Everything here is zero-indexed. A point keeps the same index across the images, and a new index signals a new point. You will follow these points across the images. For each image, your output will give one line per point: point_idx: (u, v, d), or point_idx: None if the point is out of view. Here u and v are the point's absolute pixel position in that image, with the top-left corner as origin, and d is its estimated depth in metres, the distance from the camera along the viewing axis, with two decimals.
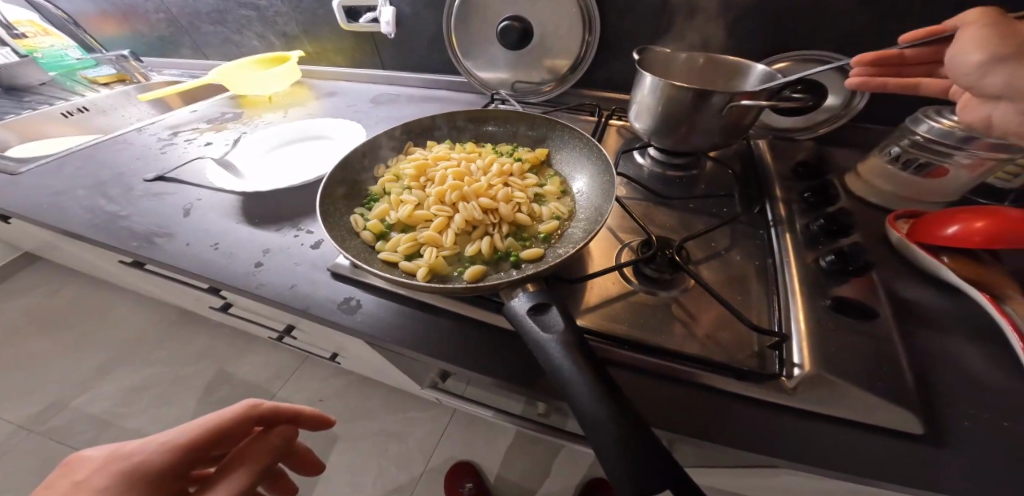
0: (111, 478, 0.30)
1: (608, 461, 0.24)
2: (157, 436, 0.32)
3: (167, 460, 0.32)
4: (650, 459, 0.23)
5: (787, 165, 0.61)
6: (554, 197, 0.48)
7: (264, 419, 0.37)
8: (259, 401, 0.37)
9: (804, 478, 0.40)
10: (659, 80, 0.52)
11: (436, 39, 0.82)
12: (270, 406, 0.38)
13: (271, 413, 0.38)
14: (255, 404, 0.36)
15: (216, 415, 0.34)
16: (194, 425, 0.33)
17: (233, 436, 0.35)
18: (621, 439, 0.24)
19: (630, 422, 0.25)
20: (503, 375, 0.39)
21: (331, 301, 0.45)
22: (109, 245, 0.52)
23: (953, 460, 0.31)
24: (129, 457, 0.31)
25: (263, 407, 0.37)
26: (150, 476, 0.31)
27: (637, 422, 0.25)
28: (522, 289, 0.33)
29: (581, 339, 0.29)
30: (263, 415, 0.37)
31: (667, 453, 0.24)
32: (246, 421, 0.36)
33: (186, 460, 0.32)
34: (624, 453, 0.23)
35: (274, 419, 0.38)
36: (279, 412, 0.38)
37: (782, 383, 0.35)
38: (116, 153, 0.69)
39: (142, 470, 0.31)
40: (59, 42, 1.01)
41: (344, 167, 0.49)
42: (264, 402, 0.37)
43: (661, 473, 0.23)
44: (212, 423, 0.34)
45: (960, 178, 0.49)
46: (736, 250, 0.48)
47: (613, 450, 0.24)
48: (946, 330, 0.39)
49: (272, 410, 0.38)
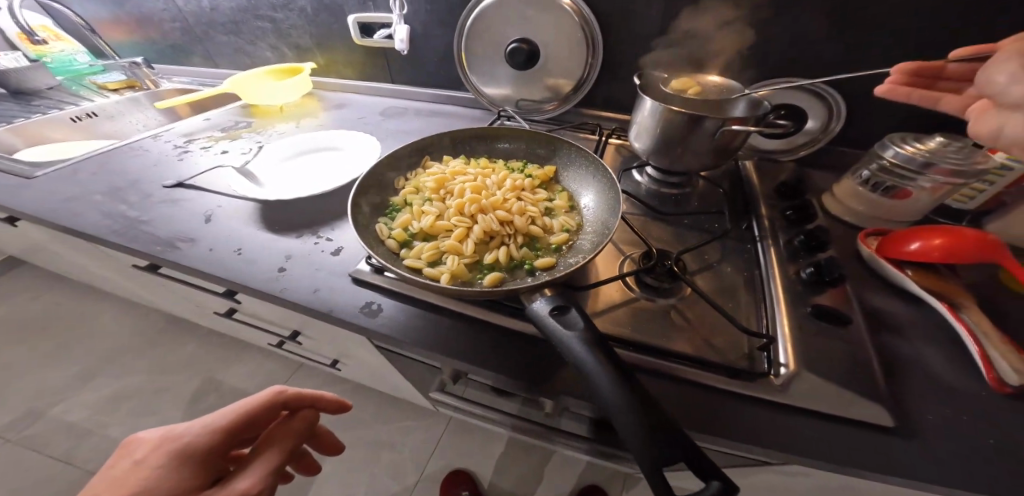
0: (165, 456, 0.36)
1: (629, 441, 0.27)
2: (199, 420, 0.38)
3: (209, 441, 0.37)
4: (667, 437, 0.26)
5: (771, 184, 0.67)
6: (563, 211, 0.53)
7: (288, 404, 0.42)
8: (282, 388, 0.42)
9: (786, 469, 0.44)
10: (659, 105, 0.57)
11: (446, 58, 0.87)
12: (294, 393, 0.42)
13: (294, 398, 0.42)
14: (277, 392, 0.41)
15: (248, 403, 0.40)
16: (232, 410, 0.39)
17: (261, 421, 0.40)
18: (639, 417, 0.27)
19: (647, 406, 0.28)
20: (518, 375, 0.42)
21: (353, 305, 0.48)
22: (132, 249, 0.53)
23: (917, 449, 0.35)
24: (176, 439, 0.36)
25: (285, 395, 0.41)
26: (196, 454, 0.36)
27: (652, 406, 0.28)
28: (541, 294, 0.37)
29: (598, 336, 0.32)
30: (287, 402, 0.41)
31: (680, 432, 0.27)
32: (271, 407, 0.40)
33: (225, 441, 0.38)
34: (644, 433, 0.27)
35: (297, 404, 0.42)
36: (301, 397, 0.42)
37: (771, 380, 0.39)
38: (132, 159, 0.71)
39: (189, 449, 0.36)
40: (70, 49, 1.05)
41: (369, 181, 0.52)
42: (287, 389, 0.41)
43: (677, 449, 0.26)
44: (244, 409, 0.39)
45: (922, 199, 0.55)
46: (727, 262, 0.53)
47: (634, 431, 0.27)
48: (911, 335, 0.44)
49: (295, 396, 0.42)
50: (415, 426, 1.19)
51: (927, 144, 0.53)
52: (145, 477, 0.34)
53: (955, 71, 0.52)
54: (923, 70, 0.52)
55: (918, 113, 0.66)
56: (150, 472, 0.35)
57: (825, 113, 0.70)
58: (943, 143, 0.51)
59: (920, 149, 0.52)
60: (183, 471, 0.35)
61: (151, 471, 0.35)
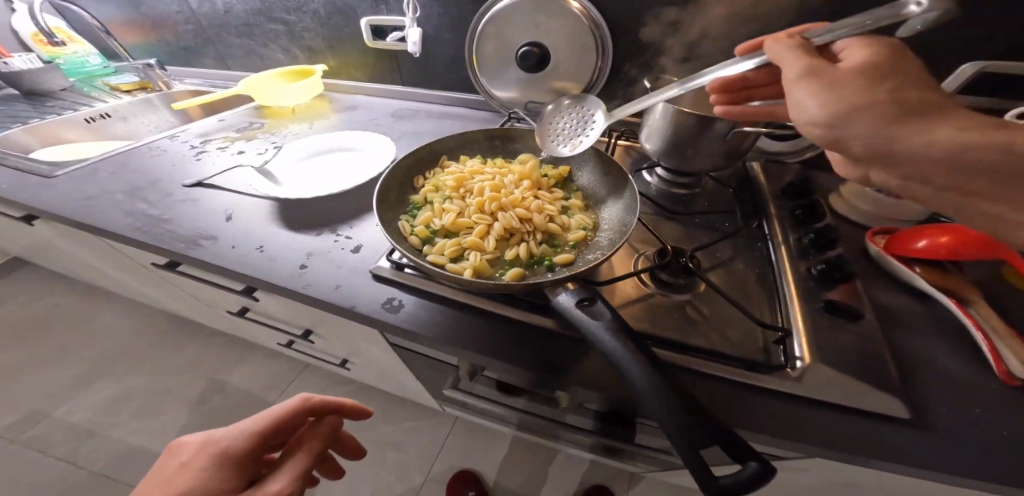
0: (206, 458, 0.37)
1: (665, 427, 0.28)
2: (235, 426, 0.39)
3: (245, 445, 0.38)
4: (701, 424, 0.27)
5: (778, 185, 0.68)
6: (579, 209, 0.54)
7: (315, 411, 0.42)
8: (310, 395, 0.42)
9: (800, 463, 0.45)
10: (670, 107, 0.59)
11: (457, 61, 0.88)
12: (321, 399, 0.43)
13: (321, 405, 0.42)
14: (305, 398, 0.41)
15: (278, 409, 0.40)
16: (265, 415, 0.40)
17: (290, 427, 0.41)
18: (671, 400, 0.28)
19: (680, 393, 0.29)
20: (541, 368, 0.43)
21: (375, 301, 0.49)
22: (155, 246, 0.54)
23: (930, 439, 0.36)
24: (216, 443, 0.37)
25: (313, 401, 0.42)
26: (232, 458, 0.37)
27: (685, 394, 0.29)
28: (564, 288, 0.38)
29: (626, 326, 0.33)
30: (315, 408, 0.42)
31: (711, 416, 0.28)
32: (299, 413, 0.41)
33: (259, 445, 0.39)
34: (679, 419, 0.27)
35: (323, 411, 0.42)
36: (327, 404, 0.43)
37: (788, 372, 0.40)
38: (151, 159, 0.72)
39: (227, 453, 0.37)
40: (83, 50, 1.05)
41: (389, 180, 0.54)
42: (313, 396, 0.42)
43: (711, 434, 0.27)
44: (275, 415, 0.40)
45: (927, 200, 0.56)
46: (739, 260, 0.54)
47: (668, 417, 0.28)
48: (921, 331, 0.46)
49: (321, 403, 0.42)
50: (421, 427, 1.19)
51: None
52: (190, 479, 0.35)
53: (758, 76, 0.49)
54: (732, 84, 0.49)
55: None
56: (195, 474, 0.35)
57: None
58: None
59: None
60: (224, 473, 0.36)
61: (196, 474, 0.36)
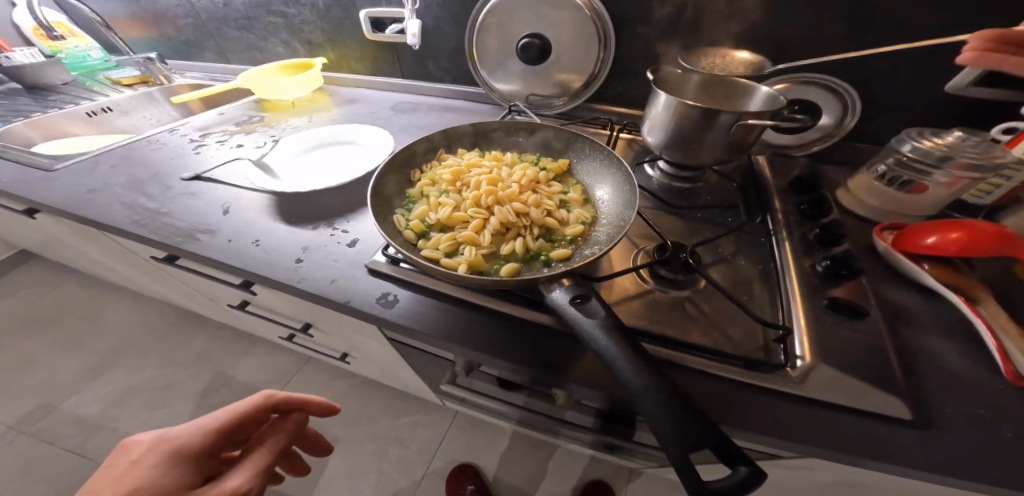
0: (161, 455, 0.37)
1: (657, 429, 0.27)
2: (192, 423, 0.39)
3: (202, 441, 0.39)
4: (695, 425, 0.27)
5: (784, 179, 0.66)
6: (578, 204, 0.53)
7: (278, 407, 0.43)
8: (273, 391, 0.43)
9: (799, 463, 0.44)
10: (673, 99, 0.57)
11: (458, 53, 0.87)
12: (284, 397, 0.43)
13: (284, 402, 0.43)
14: (269, 395, 0.42)
15: (240, 406, 0.41)
16: (226, 412, 0.41)
17: (253, 423, 0.42)
18: (664, 403, 0.27)
19: (674, 394, 0.28)
20: (536, 366, 0.42)
21: (370, 295, 0.49)
22: (152, 239, 0.54)
23: (934, 441, 0.35)
24: (171, 440, 0.38)
25: (276, 398, 0.43)
26: (189, 454, 0.38)
27: (679, 394, 0.28)
28: (560, 284, 0.37)
29: (620, 325, 0.33)
30: (278, 405, 0.43)
31: (705, 419, 0.27)
32: (261, 410, 0.42)
33: (220, 441, 0.40)
34: (671, 420, 0.27)
35: (286, 407, 0.43)
36: (290, 401, 0.43)
37: (787, 372, 0.39)
38: (150, 152, 0.72)
39: (184, 449, 0.38)
40: (84, 44, 1.06)
41: (385, 172, 0.53)
42: (277, 393, 0.43)
43: (705, 436, 0.26)
44: (237, 412, 0.41)
45: (938, 194, 0.54)
46: (741, 255, 0.53)
47: (662, 420, 0.27)
48: (927, 330, 0.44)
49: (285, 400, 0.43)
50: (422, 420, 1.19)
51: (945, 138, 0.52)
52: (144, 475, 0.36)
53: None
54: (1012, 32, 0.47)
55: (934, 107, 0.65)
56: (148, 470, 0.36)
57: (840, 108, 0.69)
58: (961, 136, 0.51)
59: (938, 143, 0.52)
60: (179, 470, 0.37)
61: (149, 470, 0.36)
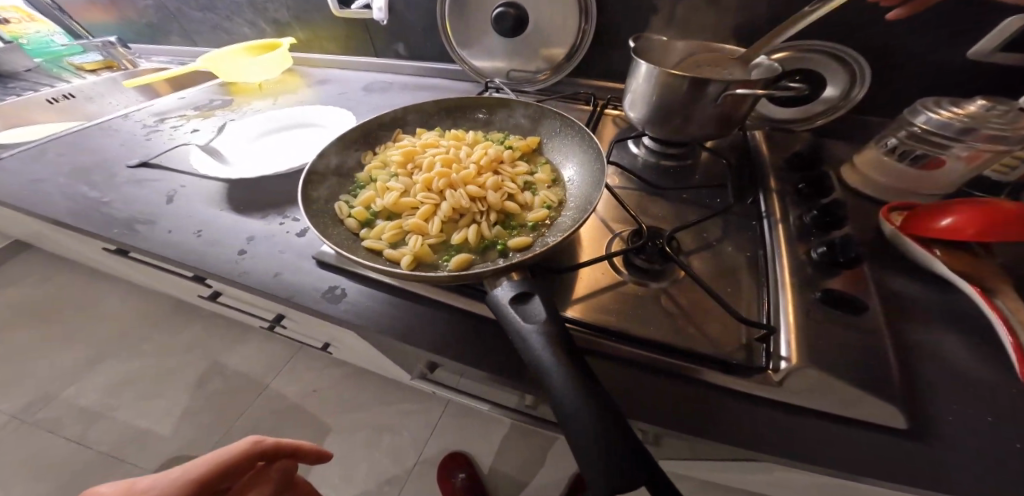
0: None
1: (582, 454, 0.24)
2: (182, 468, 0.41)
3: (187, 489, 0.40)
4: (626, 454, 0.23)
5: (783, 156, 0.60)
6: (545, 185, 0.49)
7: (266, 453, 0.47)
8: (263, 437, 0.47)
9: (794, 472, 0.39)
10: (654, 68, 0.51)
11: (431, 27, 0.80)
12: (272, 443, 0.48)
13: (273, 448, 0.48)
14: (260, 441, 0.46)
15: (232, 451, 0.44)
16: (215, 458, 0.43)
17: (241, 468, 0.45)
18: (594, 426, 0.24)
19: (607, 417, 0.25)
20: (491, 367, 0.38)
21: (315, 290, 0.44)
22: (89, 231, 0.51)
23: (936, 456, 0.30)
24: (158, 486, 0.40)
25: (265, 443, 0.47)
26: None
27: (614, 414, 0.25)
28: (507, 277, 0.33)
29: (561, 330, 0.29)
30: (267, 450, 0.47)
31: (640, 446, 0.24)
32: (251, 457, 0.45)
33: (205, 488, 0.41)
34: (600, 448, 0.24)
35: (274, 453, 0.48)
36: (278, 448, 0.48)
37: (769, 376, 0.34)
38: (102, 138, 0.69)
39: None
40: (45, 29, 1.03)
41: (325, 158, 0.49)
42: (268, 440, 0.47)
43: (636, 468, 0.23)
44: (223, 458, 0.43)
45: (957, 169, 0.48)
46: (728, 242, 0.48)
47: (590, 445, 0.24)
48: (935, 324, 0.39)
49: (273, 446, 0.48)
50: (413, 410, 1.14)
51: (966, 108, 0.45)
52: None
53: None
54: None
55: (949, 74, 0.58)
56: None
57: (848, 77, 0.62)
58: (985, 106, 0.44)
59: (958, 113, 0.44)
60: None
61: None
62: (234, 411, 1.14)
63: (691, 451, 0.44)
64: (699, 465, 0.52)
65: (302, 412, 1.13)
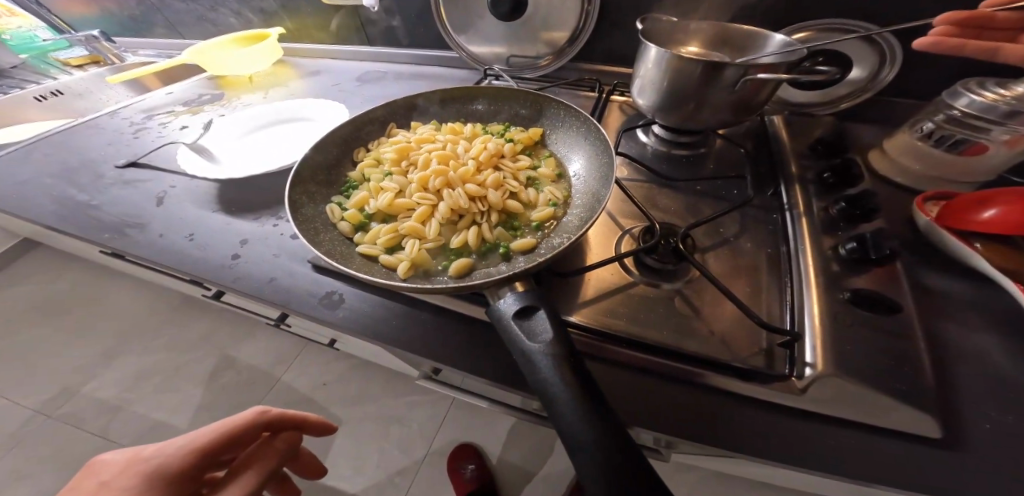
0: (136, 478, 0.33)
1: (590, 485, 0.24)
2: (174, 442, 0.36)
3: (186, 460, 0.35)
4: (632, 486, 0.23)
5: (804, 142, 0.56)
6: (549, 181, 0.47)
7: (270, 424, 0.41)
8: (266, 407, 0.41)
9: (825, 481, 0.36)
10: (665, 53, 0.47)
11: (424, 13, 0.77)
12: (277, 413, 0.42)
13: (279, 418, 0.42)
14: (264, 410, 0.41)
15: (230, 421, 0.38)
16: (211, 429, 0.37)
17: (241, 442, 0.39)
18: (601, 456, 0.24)
19: (616, 447, 0.24)
20: (496, 376, 0.36)
21: (312, 295, 0.42)
22: (78, 236, 0.49)
23: (980, 467, 0.28)
24: (149, 461, 0.34)
25: (271, 413, 0.41)
26: (169, 475, 0.34)
27: (623, 440, 0.25)
28: (510, 289, 0.32)
29: (569, 349, 0.28)
30: (273, 420, 0.41)
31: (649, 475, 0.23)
32: (253, 426, 0.39)
33: (204, 460, 0.36)
34: (607, 483, 0.23)
35: (280, 425, 0.42)
36: (285, 418, 0.42)
37: (792, 384, 0.32)
38: (90, 136, 0.66)
39: (165, 469, 0.34)
40: (27, 23, 1.00)
41: (309, 161, 0.46)
42: (271, 409, 0.41)
43: None
44: (225, 426, 0.37)
45: (998, 155, 0.44)
46: (746, 236, 0.45)
47: (597, 475, 0.23)
48: (972, 322, 0.36)
49: (278, 417, 0.42)
50: (422, 401, 1.14)
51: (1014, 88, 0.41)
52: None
53: (1005, 20, 0.44)
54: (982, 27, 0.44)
55: None
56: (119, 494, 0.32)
57: (875, 58, 0.58)
58: None
59: (1004, 95, 0.40)
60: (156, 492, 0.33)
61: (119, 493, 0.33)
62: (244, 404, 1.14)
63: (720, 457, 0.41)
64: (720, 463, 0.49)
65: (312, 405, 1.13)
